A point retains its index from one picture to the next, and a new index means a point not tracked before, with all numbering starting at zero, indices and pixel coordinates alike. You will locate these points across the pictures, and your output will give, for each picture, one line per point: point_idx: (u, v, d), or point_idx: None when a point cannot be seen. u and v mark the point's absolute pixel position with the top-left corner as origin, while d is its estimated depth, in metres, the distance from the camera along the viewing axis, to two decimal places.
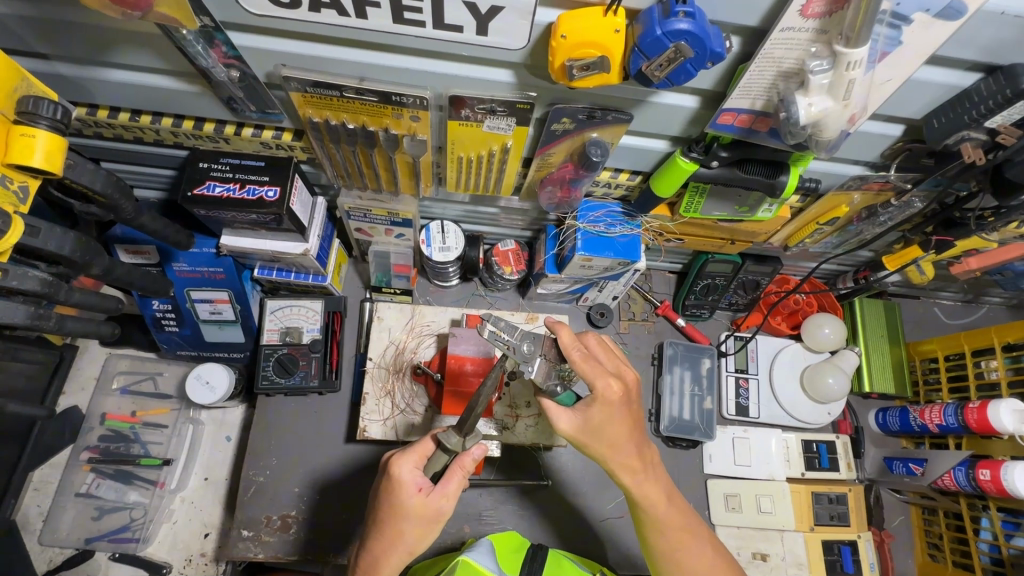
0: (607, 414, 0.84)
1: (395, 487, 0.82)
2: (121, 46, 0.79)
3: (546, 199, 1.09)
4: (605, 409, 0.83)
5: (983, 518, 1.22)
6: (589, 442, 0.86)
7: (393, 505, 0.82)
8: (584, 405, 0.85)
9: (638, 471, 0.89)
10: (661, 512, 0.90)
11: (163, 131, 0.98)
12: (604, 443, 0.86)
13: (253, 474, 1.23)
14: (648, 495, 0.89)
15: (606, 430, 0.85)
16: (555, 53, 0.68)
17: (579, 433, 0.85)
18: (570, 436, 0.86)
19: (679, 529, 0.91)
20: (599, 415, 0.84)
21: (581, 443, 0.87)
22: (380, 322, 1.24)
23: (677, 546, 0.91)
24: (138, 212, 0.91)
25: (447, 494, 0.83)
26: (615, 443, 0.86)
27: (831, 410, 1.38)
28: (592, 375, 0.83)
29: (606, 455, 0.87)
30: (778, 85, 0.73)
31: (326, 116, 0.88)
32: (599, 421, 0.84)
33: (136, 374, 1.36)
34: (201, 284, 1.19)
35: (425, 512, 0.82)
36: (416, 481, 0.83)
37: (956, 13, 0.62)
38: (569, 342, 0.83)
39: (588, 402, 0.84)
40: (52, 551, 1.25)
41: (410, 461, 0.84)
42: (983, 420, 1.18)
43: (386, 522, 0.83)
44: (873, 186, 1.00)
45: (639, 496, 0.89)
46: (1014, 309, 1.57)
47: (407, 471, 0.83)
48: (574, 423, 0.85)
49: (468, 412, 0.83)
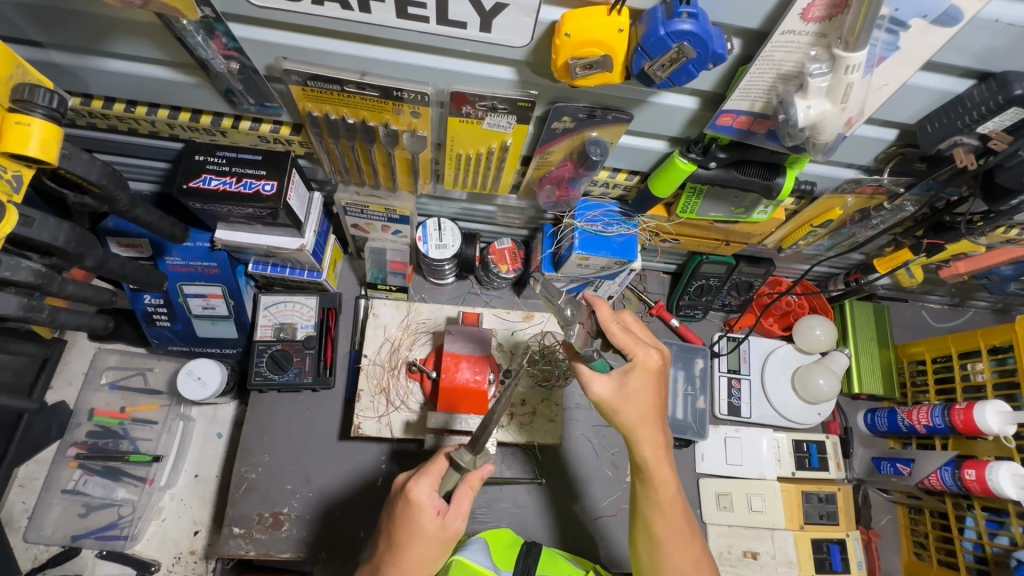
0: (643, 384, 0.87)
1: (415, 511, 0.82)
2: (118, 36, 0.78)
3: (544, 198, 1.09)
4: (642, 377, 0.87)
5: (968, 518, 1.24)
6: (621, 410, 0.86)
7: (412, 529, 0.82)
8: (622, 371, 0.87)
9: (654, 452, 0.88)
10: (667, 493, 0.90)
11: (159, 122, 0.97)
12: (633, 414, 0.86)
13: (245, 471, 1.22)
14: (659, 474, 0.89)
15: (638, 400, 0.87)
16: (559, 51, 0.68)
17: (613, 399, 0.86)
18: (601, 401, 0.87)
19: (675, 517, 0.91)
20: (636, 383, 0.87)
21: (611, 411, 0.87)
22: (375, 319, 1.24)
23: (672, 534, 0.90)
24: (133, 203, 0.89)
25: (461, 512, 0.84)
26: (639, 416, 0.87)
27: (821, 410, 1.40)
28: (632, 347, 0.88)
29: (629, 429, 0.87)
30: (777, 87, 0.74)
31: (326, 110, 0.88)
32: (632, 389, 0.86)
33: (125, 369, 1.34)
34: (194, 278, 1.18)
35: (443, 534, 0.83)
36: (434, 503, 0.83)
37: (952, 20, 0.63)
38: (607, 317, 0.88)
39: (626, 369, 0.87)
40: (37, 548, 1.23)
41: (427, 482, 0.83)
42: (969, 420, 1.20)
43: (402, 546, 0.82)
44: (867, 189, 1.01)
45: (654, 473, 0.89)
46: (1000, 313, 1.60)
47: (426, 493, 0.82)
48: (609, 389, 0.86)
49: (482, 429, 0.81)
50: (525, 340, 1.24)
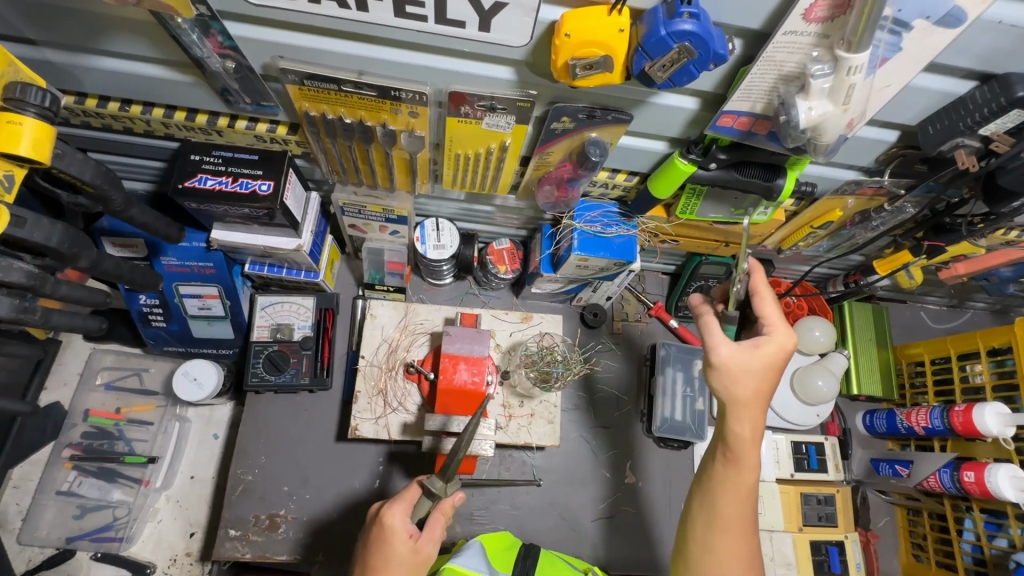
0: (771, 361, 0.83)
1: (387, 536, 0.82)
2: (111, 34, 0.77)
3: (543, 199, 1.08)
4: (769, 355, 0.83)
5: (967, 519, 1.24)
6: (737, 378, 0.83)
7: (385, 553, 0.82)
8: (750, 343, 0.84)
9: (745, 433, 0.84)
10: (745, 478, 0.86)
11: (154, 121, 0.96)
12: (750, 387, 0.83)
13: (241, 472, 1.21)
14: (738, 453, 0.85)
15: (748, 378, 0.83)
16: (558, 51, 0.68)
17: (729, 363, 0.83)
18: (716, 362, 0.84)
19: (743, 501, 0.87)
20: (765, 357, 0.83)
21: (722, 377, 0.84)
22: (373, 320, 1.23)
23: (731, 517, 0.86)
24: (128, 203, 0.88)
25: (433, 538, 0.85)
26: (745, 391, 0.83)
27: (820, 411, 1.40)
28: (773, 324, 0.84)
29: (735, 401, 0.84)
30: (778, 88, 0.74)
31: (323, 109, 0.87)
32: (753, 364, 0.83)
33: (121, 370, 1.33)
34: (190, 278, 1.17)
35: (417, 560, 0.83)
36: (407, 528, 0.84)
37: (956, 21, 0.62)
38: (762, 284, 0.86)
39: (756, 343, 0.84)
40: (31, 551, 1.22)
41: (401, 507, 0.84)
42: (968, 422, 1.20)
43: (376, 571, 0.81)
44: (868, 191, 1.01)
45: (741, 454, 0.85)
46: (998, 313, 1.60)
47: (399, 519, 0.83)
48: (728, 356, 0.83)
49: (451, 456, 0.82)
50: (523, 341, 1.23)
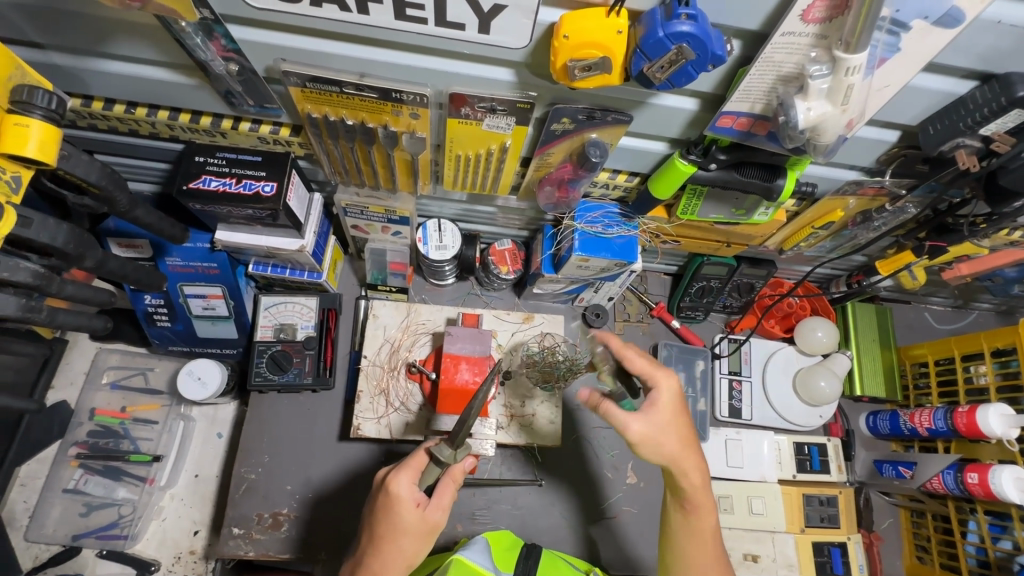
0: (672, 414, 0.86)
1: (393, 504, 0.83)
2: (117, 37, 0.78)
3: (544, 199, 1.09)
4: (666, 409, 0.86)
5: (971, 521, 1.23)
6: (658, 444, 0.85)
7: (391, 522, 0.82)
8: (649, 406, 0.86)
9: (696, 484, 0.89)
10: (705, 523, 0.91)
11: (159, 124, 0.97)
12: (671, 444, 0.86)
13: (244, 471, 1.22)
14: (694, 501, 0.90)
15: (665, 440, 0.85)
16: (557, 53, 0.68)
17: (648, 437, 0.85)
18: (634, 441, 0.85)
19: (709, 543, 0.92)
20: (666, 415, 0.86)
21: (650, 447, 0.86)
22: (375, 320, 1.24)
23: (698, 556, 0.91)
24: (132, 204, 0.89)
25: (442, 506, 0.85)
26: (669, 453, 0.86)
27: (823, 412, 1.39)
28: (654, 376, 0.87)
29: (671, 459, 0.86)
30: (777, 89, 0.74)
31: (325, 111, 0.88)
32: (662, 426, 0.85)
33: (127, 369, 1.35)
34: (194, 279, 1.18)
35: (424, 527, 0.83)
36: (414, 496, 0.83)
37: (954, 21, 0.62)
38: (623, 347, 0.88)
39: (653, 403, 0.86)
40: (38, 547, 1.24)
41: (407, 475, 0.84)
42: (972, 424, 1.19)
43: (383, 539, 0.82)
44: (869, 191, 1.01)
45: (695, 501, 0.90)
46: (1003, 314, 1.59)
47: (405, 487, 0.83)
48: (641, 429, 0.84)
49: (460, 424, 0.81)
50: (525, 341, 1.23)
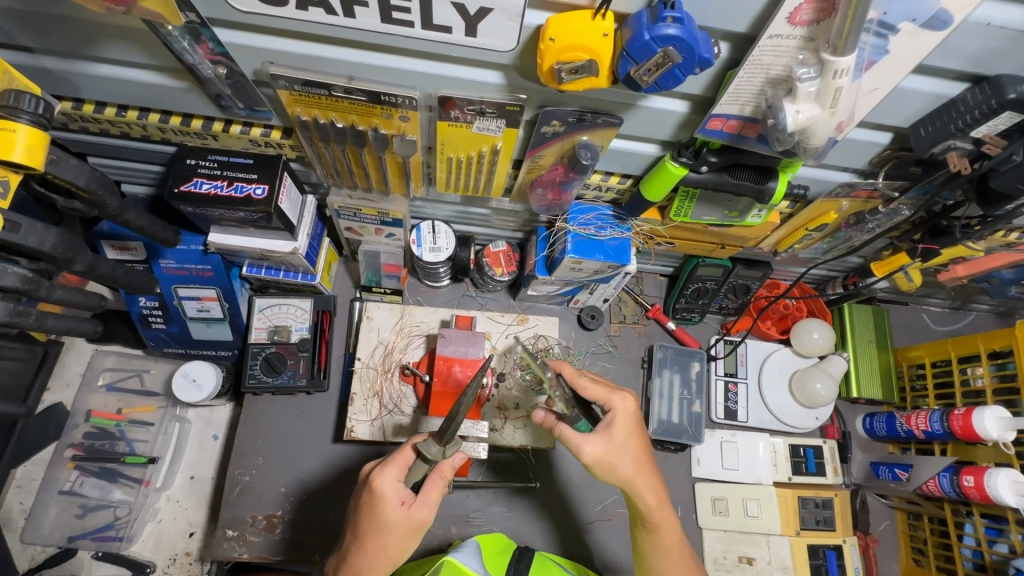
0: (627, 432, 0.89)
1: (378, 500, 0.81)
2: (105, 41, 0.78)
3: (537, 201, 1.08)
4: (624, 429, 0.88)
5: (967, 524, 1.22)
6: (615, 464, 0.87)
7: (376, 519, 0.82)
8: (605, 427, 0.88)
9: (652, 504, 0.89)
10: (669, 538, 0.91)
11: (151, 126, 0.97)
12: (627, 463, 0.88)
13: (238, 473, 1.22)
14: (654, 521, 0.90)
15: (620, 461, 0.87)
16: (543, 56, 0.68)
17: (603, 459, 0.87)
18: (591, 462, 0.88)
19: (680, 558, 0.92)
20: (620, 434, 0.88)
21: (607, 469, 0.88)
22: (369, 322, 1.24)
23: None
24: (123, 207, 0.89)
25: (428, 503, 0.84)
26: (627, 474, 0.88)
27: (818, 414, 1.39)
28: (610, 399, 0.89)
29: (626, 481, 0.88)
30: (766, 91, 0.73)
31: (315, 114, 0.88)
32: (619, 447, 0.88)
33: (122, 370, 1.35)
34: (189, 281, 1.18)
35: (408, 525, 0.83)
36: (399, 493, 0.82)
37: (942, 24, 0.62)
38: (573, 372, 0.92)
39: (608, 424, 0.88)
40: (34, 549, 1.24)
41: (393, 471, 0.82)
42: (968, 426, 1.18)
43: (368, 536, 0.83)
44: (862, 193, 1.00)
45: (658, 519, 0.90)
46: (1002, 315, 1.58)
47: (390, 483, 0.82)
48: (596, 450, 0.87)
49: (448, 421, 0.81)
50: (519, 343, 1.23)
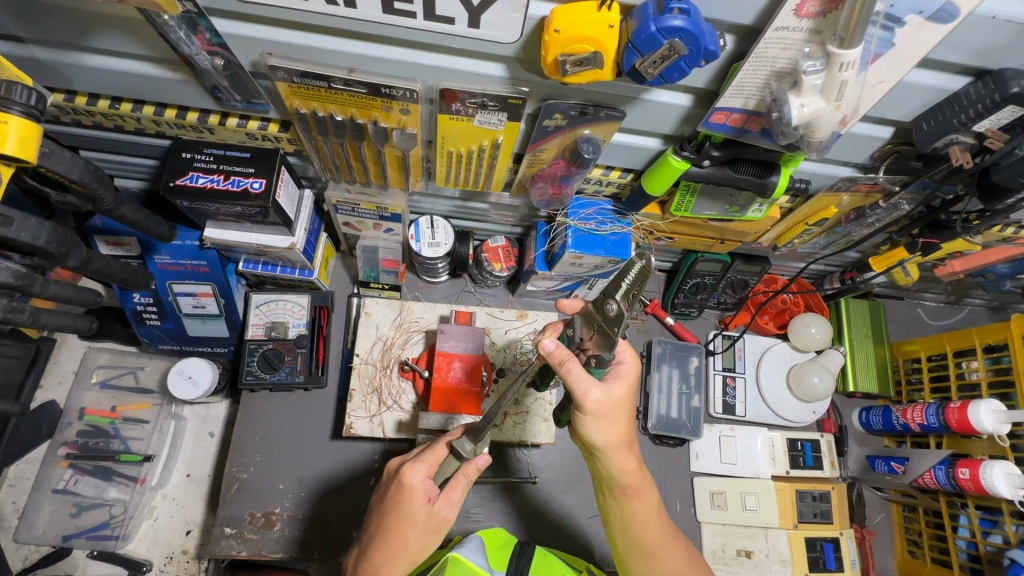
0: (625, 393, 0.80)
1: (406, 493, 0.81)
2: (98, 30, 0.76)
3: (537, 196, 1.08)
4: (627, 386, 0.81)
5: (962, 516, 1.24)
6: (601, 420, 0.79)
7: (401, 512, 0.81)
8: (611, 378, 0.80)
9: (629, 468, 0.84)
10: (647, 501, 0.87)
11: (145, 119, 0.95)
12: (614, 424, 0.80)
13: (236, 471, 1.21)
14: (633, 486, 0.85)
15: (615, 417, 0.80)
16: (548, 48, 0.67)
17: (598, 410, 0.78)
18: (586, 410, 0.77)
19: (658, 523, 0.89)
20: (620, 392, 0.79)
21: (591, 421, 0.79)
22: (368, 318, 1.23)
23: (655, 542, 0.89)
24: (118, 202, 0.88)
25: (452, 501, 0.84)
26: (616, 431, 0.81)
27: (816, 408, 1.40)
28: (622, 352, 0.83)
29: (607, 444, 0.81)
30: (770, 85, 0.73)
31: (314, 108, 0.86)
32: (620, 401, 0.79)
33: (116, 368, 1.34)
34: (184, 277, 1.17)
35: (433, 523, 0.83)
36: (426, 489, 0.82)
37: (949, 16, 0.62)
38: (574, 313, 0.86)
39: (616, 375, 0.81)
40: (27, 549, 1.23)
41: (423, 467, 0.82)
42: (963, 419, 1.19)
43: (391, 531, 0.82)
44: (862, 187, 1.01)
45: (634, 483, 0.85)
46: (996, 310, 1.59)
47: (419, 478, 0.82)
48: (600, 398, 0.77)
49: (489, 420, 0.78)
50: (519, 339, 1.23)
